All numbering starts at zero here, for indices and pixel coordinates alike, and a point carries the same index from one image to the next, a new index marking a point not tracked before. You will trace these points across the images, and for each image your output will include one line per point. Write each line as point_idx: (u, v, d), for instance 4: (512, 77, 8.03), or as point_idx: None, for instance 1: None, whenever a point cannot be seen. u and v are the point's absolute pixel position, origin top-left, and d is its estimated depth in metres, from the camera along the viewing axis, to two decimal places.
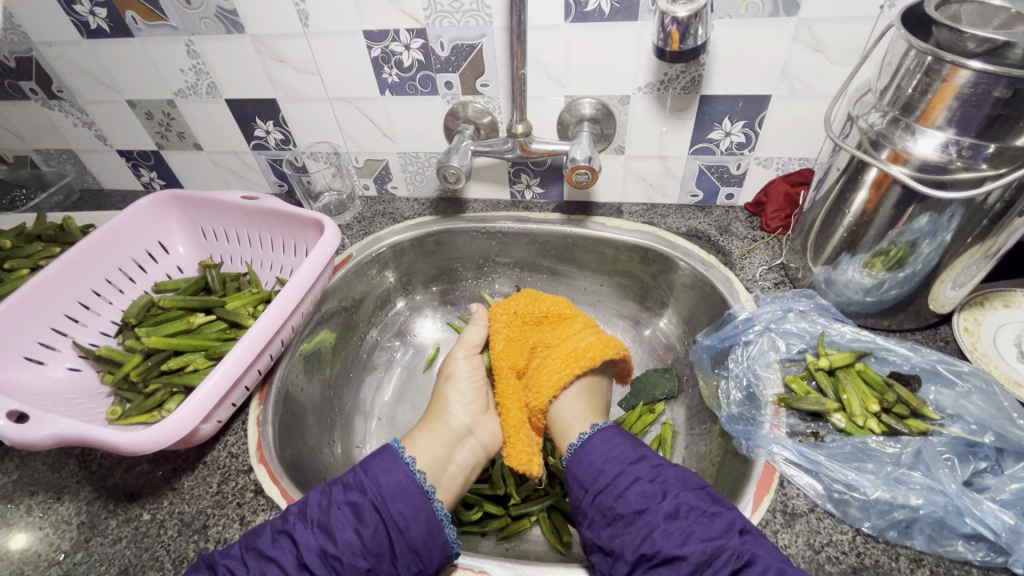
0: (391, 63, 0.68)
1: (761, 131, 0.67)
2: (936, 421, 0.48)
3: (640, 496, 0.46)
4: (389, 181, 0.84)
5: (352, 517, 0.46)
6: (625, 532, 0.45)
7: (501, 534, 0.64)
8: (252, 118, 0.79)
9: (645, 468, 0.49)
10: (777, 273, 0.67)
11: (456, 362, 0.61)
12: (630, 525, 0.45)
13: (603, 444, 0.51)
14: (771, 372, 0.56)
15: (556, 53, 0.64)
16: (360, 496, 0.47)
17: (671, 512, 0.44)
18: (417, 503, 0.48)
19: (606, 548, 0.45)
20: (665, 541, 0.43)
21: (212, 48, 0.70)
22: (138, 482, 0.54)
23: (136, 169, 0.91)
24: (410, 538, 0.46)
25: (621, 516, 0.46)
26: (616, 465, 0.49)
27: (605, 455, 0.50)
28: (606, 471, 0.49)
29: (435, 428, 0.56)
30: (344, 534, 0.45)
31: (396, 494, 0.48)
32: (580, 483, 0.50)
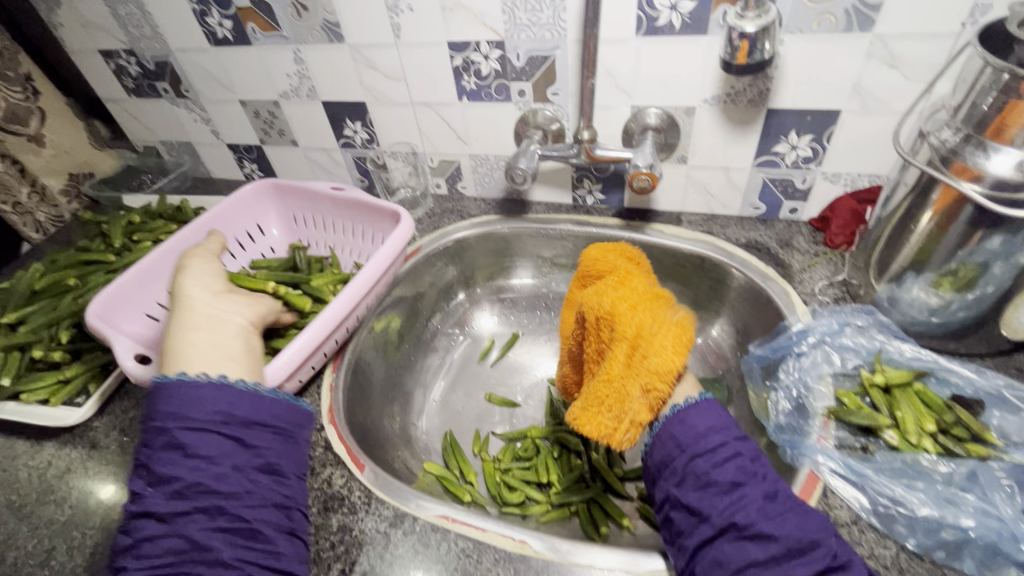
0: (470, 72, 0.74)
1: (830, 146, 0.67)
2: (999, 448, 0.47)
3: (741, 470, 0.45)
4: (459, 181, 0.89)
5: (185, 449, 0.43)
6: (717, 500, 0.44)
7: (541, 519, 0.67)
8: (343, 119, 0.87)
9: (748, 447, 0.47)
10: (837, 289, 0.66)
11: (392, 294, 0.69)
12: (724, 493, 0.44)
13: (707, 412, 0.49)
14: (822, 385, 0.56)
15: (626, 64, 0.67)
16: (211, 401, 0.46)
17: (770, 493, 0.44)
18: (215, 394, 0.46)
19: (693, 510, 0.45)
20: (761, 517, 0.42)
21: (315, 56, 0.79)
22: None
23: (240, 161, 1.02)
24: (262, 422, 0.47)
25: (719, 485, 0.45)
26: (722, 434, 0.48)
27: (710, 423, 0.48)
28: (708, 437, 0.47)
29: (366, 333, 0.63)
30: (189, 461, 0.43)
31: (190, 404, 0.45)
32: (675, 442, 0.48)
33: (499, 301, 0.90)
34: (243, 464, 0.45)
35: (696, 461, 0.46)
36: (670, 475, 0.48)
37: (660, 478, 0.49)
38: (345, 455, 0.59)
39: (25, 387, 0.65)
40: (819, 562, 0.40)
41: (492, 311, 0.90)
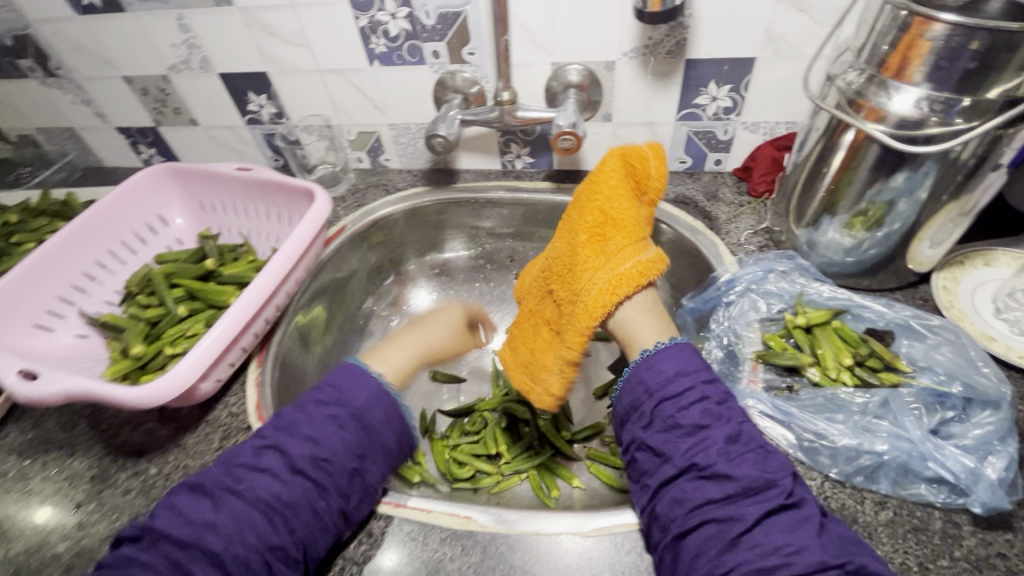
0: (378, 33, 0.68)
1: (747, 95, 0.67)
2: (908, 374, 0.49)
3: (707, 413, 0.47)
4: (381, 153, 0.84)
5: (334, 428, 0.49)
6: (682, 441, 0.46)
7: (494, 489, 0.67)
8: (245, 93, 0.80)
9: (716, 390, 0.49)
10: (761, 237, 0.68)
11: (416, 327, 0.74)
12: (688, 436, 0.46)
13: (681, 359, 0.51)
14: (750, 331, 0.58)
15: (541, 19, 0.64)
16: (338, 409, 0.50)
17: (732, 436, 0.45)
18: (387, 407, 0.52)
19: (658, 452, 0.47)
20: (719, 457, 0.44)
21: (202, 22, 0.71)
22: (145, 440, 0.57)
23: (135, 146, 0.92)
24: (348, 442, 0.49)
25: (683, 428, 0.47)
26: (690, 380, 0.49)
27: (679, 367, 0.50)
28: (677, 382, 0.49)
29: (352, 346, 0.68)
30: (304, 442, 0.48)
31: (372, 404, 0.51)
32: (645, 388, 0.50)
33: (435, 276, 0.87)
34: (340, 462, 0.48)
35: (664, 405, 0.48)
36: (638, 417, 0.50)
37: (627, 424, 0.51)
38: None
39: None
40: (773, 501, 0.42)
41: (427, 288, 0.86)
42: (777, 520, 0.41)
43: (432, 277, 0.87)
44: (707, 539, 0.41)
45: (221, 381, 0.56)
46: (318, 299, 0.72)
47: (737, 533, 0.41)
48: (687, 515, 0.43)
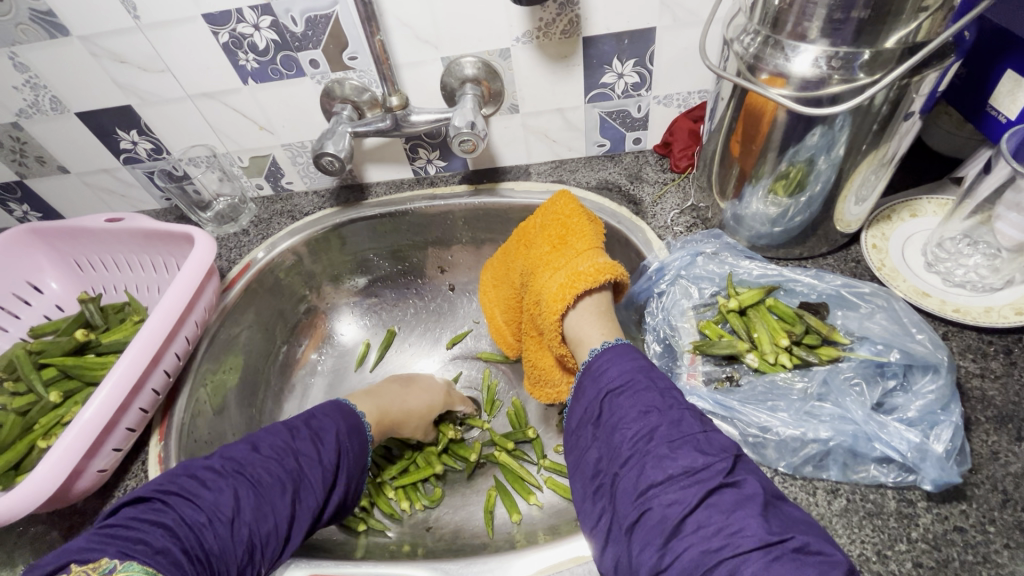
0: (245, 47, 0.61)
1: (654, 68, 0.63)
2: (846, 346, 0.47)
3: (650, 399, 0.43)
4: (281, 177, 0.77)
5: (285, 446, 0.48)
6: (626, 428, 0.42)
7: (428, 505, 0.65)
8: (113, 131, 0.71)
9: (661, 379, 0.45)
10: (688, 216, 0.65)
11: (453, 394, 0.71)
12: (634, 422, 0.42)
13: (622, 355, 0.47)
14: (686, 321, 0.54)
15: (420, 13, 0.58)
16: (321, 424, 0.52)
17: (676, 420, 0.42)
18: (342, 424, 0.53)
19: (608, 445, 0.43)
20: (663, 442, 0.40)
21: (40, 58, 0.62)
22: (32, 548, 0.50)
23: (5, 205, 0.82)
24: (327, 455, 0.50)
25: (627, 417, 0.43)
26: (633, 370, 0.46)
27: (623, 363, 0.46)
28: (624, 374, 0.46)
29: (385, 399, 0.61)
30: (254, 453, 0.47)
31: (324, 421, 0.52)
32: (593, 380, 0.47)
33: (362, 301, 0.81)
34: (286, 465, 0.47)
35: (609, 398, 0.45)
36: (588, 415, 0.46)
37: (579, 429, 0.47)
38: None
39: None
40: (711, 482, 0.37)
41: (353, 314, 0.81)
42: (719, 500, 0.36)
43: (359, 301, 0.81)
44: (651, 532, 0.37)
45: (108, 468, 0.49)
46: (229, 350, 0.66)
47: (680, 519, 0.36)
48: (636, 509, 0.39)
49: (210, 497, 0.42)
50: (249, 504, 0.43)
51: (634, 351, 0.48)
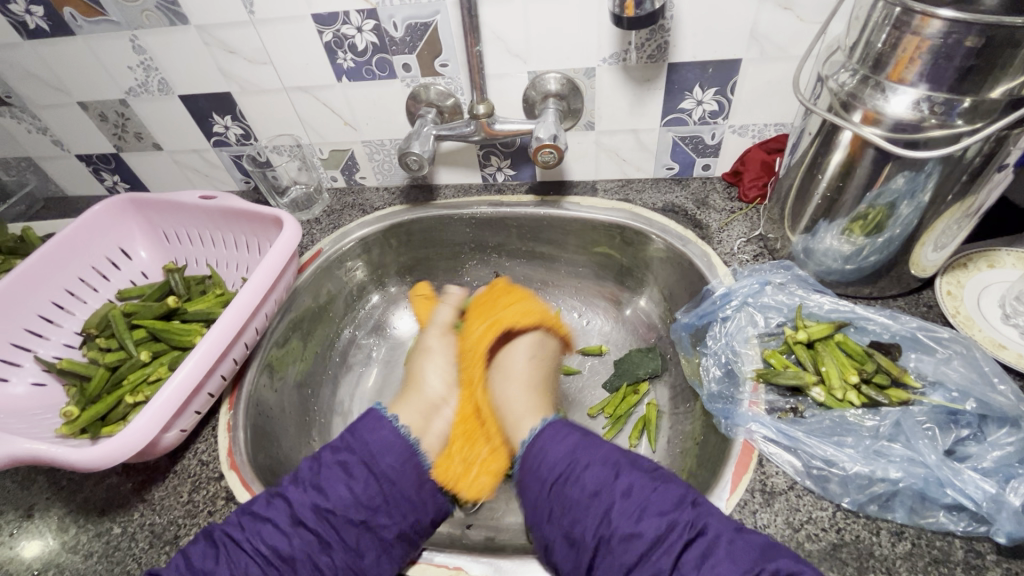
0: (345, 47, 0.65)
1: (734, 98, 0.64)
2: (918, 390, 0.47)
3: (592, 479, 0.47)
4: (356, 171, 0.81)
5: (343, 475, 0.49)
6: (585, 517, 0.45)
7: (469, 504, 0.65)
8: (209, 114, 0.76)
9: (597, 453, 0.49)
10: (755, 245, 0.65)
11: (426, 340, 0.65)
12: (587, 509, 0.45)
13: (556, 437, 0.51)
14: (749, 348, 0.55)
15: (515, 27, 0.60)
16: (349, 455, 0.51)
17: (624, 492, 0.45)
18: (400, 451, 0.51)
19: (569, 536, 0.45)
20: (621, 520, 0.44)
21: (158, 43, 0.67)
22: (108, 496, 0.53)
23: (98, 174, 0.88)
24: (357, 497, 0.48)
25: (580, 502, 0.46)
26: (567, 454, 0.49)
27: (558, 448, 0.50)
28: (564, 464, 0.49)
29: (412, 398, 0.58)
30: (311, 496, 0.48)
31: (384, 450, 0.51)
32: (535, 475, 0.50)
33: None
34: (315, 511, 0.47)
35: (556, 483, 0.48)
36: (539, 511, 0.48)
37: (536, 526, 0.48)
38: None
39: None
40: (678, 540, 0.41)
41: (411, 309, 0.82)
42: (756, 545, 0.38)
43: None
44: None
45: (186, 430, 0.53)
46: (296, 329, 0.68)
47: None
48: None
49: (222, 554, 0.44)
50: (265, 558, 0.45)
51: (565, 429, 0.52)
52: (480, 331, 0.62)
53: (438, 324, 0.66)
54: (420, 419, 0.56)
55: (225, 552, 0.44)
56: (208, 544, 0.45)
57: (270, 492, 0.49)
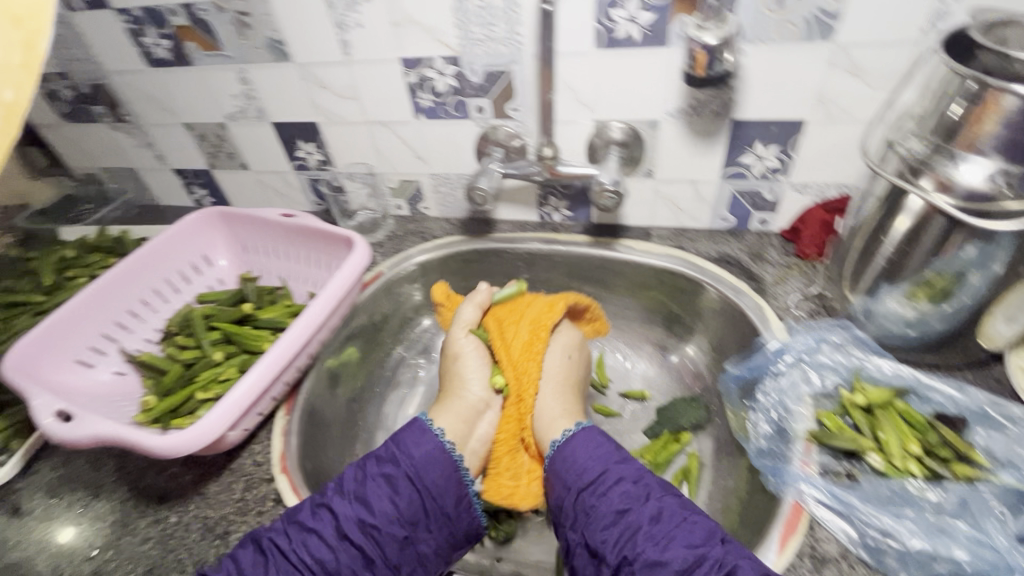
0: (426, 89, 0.70)
1: (796, 156, 0.65)
2: (987, 468, 0.45)
3: (619, 493, 0.49)
4: (420, 201, 0.86)
5: (387, 488, 0.51)
6: (608, 533, 0.47)
7: (501, 537, 0.64)
8: (295, 141, 0.83)
9: (629, 468, 0.51)
10: (812, 302, 0.64)
11: (456, 342, 0.64)
12: (613, 526, 0.47)
13: (587, 442, 0.54)
14: (802, 406, 0.54)
15: (586, 80, 0.64)
16: (393, 468, 0.52)
17: (655, 515, 0.47)
18: (441, 467, 0.53)
19: (592, 551, 0.47)
20: (648, 544, 0.45)
21: (262, 76, 0.75)
22: (168, 485, 0.56)
23: (189, 187, 0.97)
24: (400, 511, 0.50)
25: (607, 514, 0.48)
26: (601, 464, 0.52)
27: (590, 454, 0.52)
28: (589, 470, 0.51)
29: (455, 407, 0.60)
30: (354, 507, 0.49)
31: (428, 465, 0.53)
32: (563, 480, 0.52)
33: None
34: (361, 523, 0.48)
35: (587, 490, 0.50)
36: (565, 517, 0.51)
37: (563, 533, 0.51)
38: None
39: None
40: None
41: None
42: None
43: None
44: None
45: (247, 430, 0.56)
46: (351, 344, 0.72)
47: None
48: None
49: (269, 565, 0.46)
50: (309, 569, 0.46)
51: (597, 436, 0.55)
52: (524, 336, 0.63)
53: (463, 323, 0.65)
54: (462, 434, 0.59)
55: (271, 562, 0.46)
56: (255, 552, 0.47)
57: (315, 502, 0.50)
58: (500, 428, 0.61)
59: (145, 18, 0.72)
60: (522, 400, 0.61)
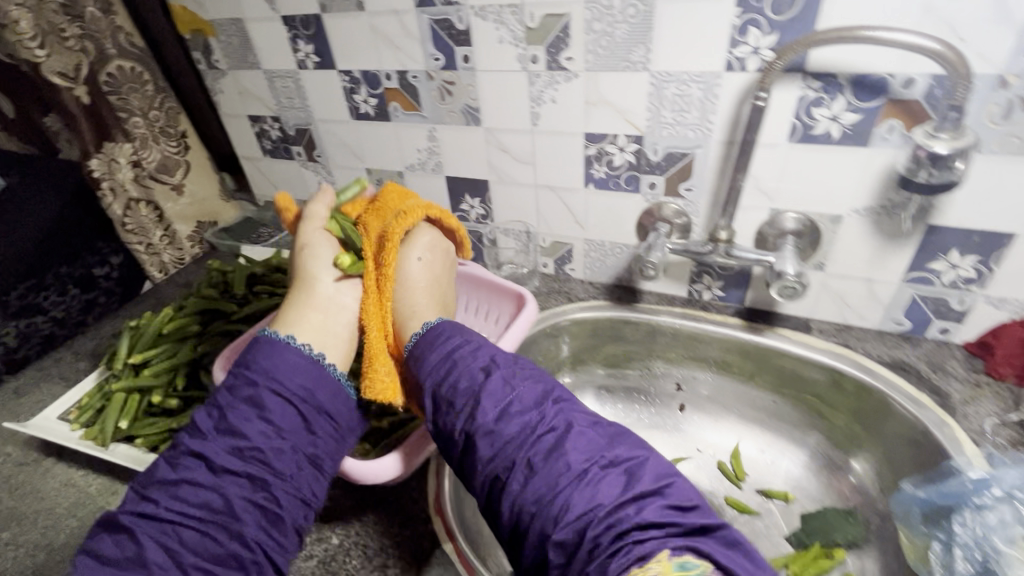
0: (603, 161, 0.74)
1: (998, 270, 0.62)
2: None
3: (489, 401, 0.47)
4: (567, 262, 0.88)
5: (252, 410, 0.49)
6: (523, 449, 0.44)
7: None
8: (462, 195, 0.89)
9: (537, 380, 0.49)
10: (1013, 431, 0.59)
11: (308, 235, 0.66)
12: (515, 428, 0.45)
13: (447, 332, 0.55)
14: (1016, 549, 0.48)
15: (771, 170, 0.65)
16: (253, 388, 0.50)
17: (549, 424, 0.45)
18: (309, 376, 0.53)
19: (501, 415, 0.46)
20: (530, 449, 0.43)
21: (450, 136, 0.83)
22: (330, 507, 0.60)
23: None
24: (269, 423, 0.48)
25: (464, 385, 0.49)
26: (456, 343, 0.53)
27: (479, 344, 0.53)
28: (490, 385, 0.48)
29: (303, 304, 0.60)
30: (226, 437, 0.48)
31: (290, 371, 0.52)
32: (426, 346, 0.55)
33: (598, 391, 0.85)
34: (225, 449, 0.47)
35: (477, 427, 0.46)
36: (460, 383, 0.49)
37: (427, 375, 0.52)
38: (452, 552, 0.54)
39: (139, 432, 0.67)
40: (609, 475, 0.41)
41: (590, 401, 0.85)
42: None
43: (594, 390, 0.86)
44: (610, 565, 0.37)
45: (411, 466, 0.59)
46: None
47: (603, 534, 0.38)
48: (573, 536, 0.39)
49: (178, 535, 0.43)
50: (192, 515, 0.44)
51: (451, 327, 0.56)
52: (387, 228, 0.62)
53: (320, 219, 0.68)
54: (319, 328, 0.58)
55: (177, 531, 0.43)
56: (136, 532, 0.43)
57: (178, 454, 0.48)
58: (364, 304, 0.61)
59: (362, 79, 0.83)
60: (387, 281, 0.61)
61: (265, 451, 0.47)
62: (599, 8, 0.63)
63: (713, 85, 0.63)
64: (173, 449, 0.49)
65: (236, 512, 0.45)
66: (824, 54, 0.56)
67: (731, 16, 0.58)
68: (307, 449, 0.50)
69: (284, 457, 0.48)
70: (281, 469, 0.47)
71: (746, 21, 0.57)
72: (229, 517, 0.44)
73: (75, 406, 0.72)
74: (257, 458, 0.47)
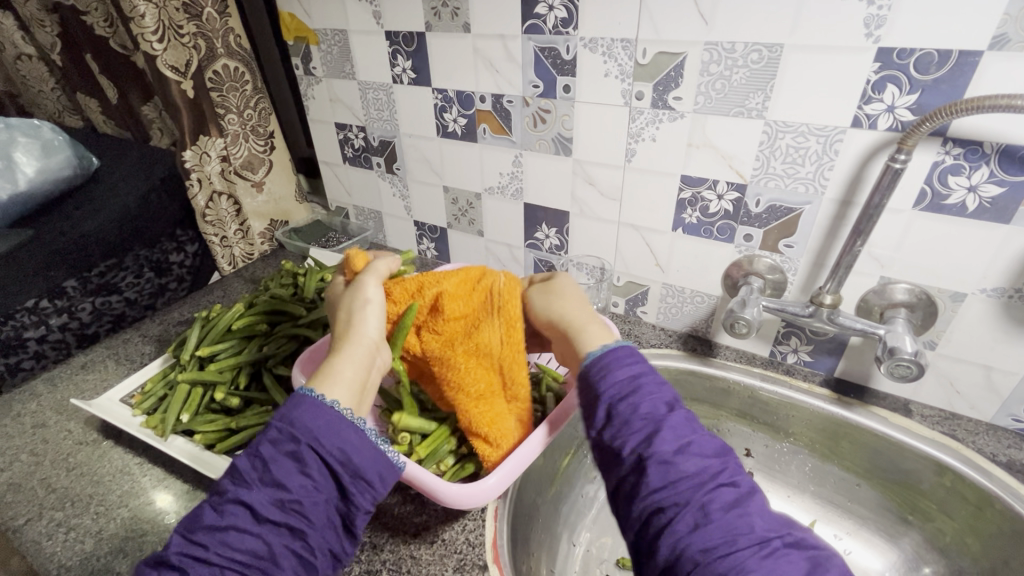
0: (696, 207, 0.71)
1: None
2: None
3: (671, 433, 0.41)
4: (640, 305, 0.85)
5: (292, 464, 0.43)
6: (693, 492, 0.38)
7: None
8: (539, 223, 0.87)
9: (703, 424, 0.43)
10: None
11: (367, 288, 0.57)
12: (689, 473, 0.39)
13: (619, 360, 0.46)
14: None
15: (888, 237, 0.61)
16: (290, 444, 0.44)
17: (727, 478, 0.39)
18: (351, 434, 0.46)
19: (676, 453, 0.40)
20: (711, 501, 0.37)
21: (535, 163, 0.81)
22: (383, 537, 0.57)
23: (419, 238, 1.06)
24: (311, 479, 0.43)
25: (638, 415, 0.42)
26: (629, 375, 0.45)
27: (632, 366, 0.46)
28: (666, 416, 0.42)
29: (354, 349, 0.53)
30: (264, 488, 0.42)
31: (331, 431, 0.45)
32: (592, 371, 0.46)
33: None
34: (264, 499, 0.42)
35: (652, 455, 0.40)
36: (629, 406, 0.43)
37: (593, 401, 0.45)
38: None
39: (198, 428, 0.66)
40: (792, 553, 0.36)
41: None
42: None
43: None
44: None
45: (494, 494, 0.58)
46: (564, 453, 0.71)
47: None
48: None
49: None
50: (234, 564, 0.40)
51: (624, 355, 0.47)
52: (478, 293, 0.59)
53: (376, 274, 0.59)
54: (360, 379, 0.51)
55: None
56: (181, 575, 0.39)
57: (217, 500, 0.43)
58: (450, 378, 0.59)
59: (455, 99, 0.83)
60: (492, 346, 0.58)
61: (306, 503, 0.42)
62: (719, 51, 0.60)
63: (835, 140, 0.59)
64: (216, 493, 0.44)
65: (277, 562, 0.40)
66: (976, 120, 0.51)
67: (868, 71, 0.54)
68: (341, 502, 0.45)
69: (320, 507, 0.43)
70: (318, 519, 0.43)
71: (884, 77, 0.54)
72: (272, 564, 0.40)
73: (137, 390, 0.73)
74: (299, 509, 0.42)
